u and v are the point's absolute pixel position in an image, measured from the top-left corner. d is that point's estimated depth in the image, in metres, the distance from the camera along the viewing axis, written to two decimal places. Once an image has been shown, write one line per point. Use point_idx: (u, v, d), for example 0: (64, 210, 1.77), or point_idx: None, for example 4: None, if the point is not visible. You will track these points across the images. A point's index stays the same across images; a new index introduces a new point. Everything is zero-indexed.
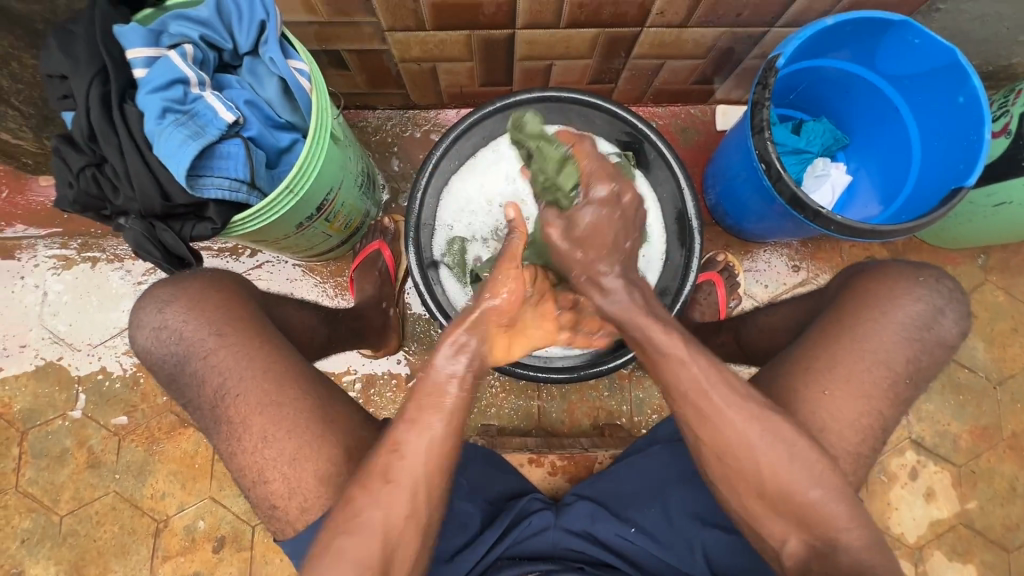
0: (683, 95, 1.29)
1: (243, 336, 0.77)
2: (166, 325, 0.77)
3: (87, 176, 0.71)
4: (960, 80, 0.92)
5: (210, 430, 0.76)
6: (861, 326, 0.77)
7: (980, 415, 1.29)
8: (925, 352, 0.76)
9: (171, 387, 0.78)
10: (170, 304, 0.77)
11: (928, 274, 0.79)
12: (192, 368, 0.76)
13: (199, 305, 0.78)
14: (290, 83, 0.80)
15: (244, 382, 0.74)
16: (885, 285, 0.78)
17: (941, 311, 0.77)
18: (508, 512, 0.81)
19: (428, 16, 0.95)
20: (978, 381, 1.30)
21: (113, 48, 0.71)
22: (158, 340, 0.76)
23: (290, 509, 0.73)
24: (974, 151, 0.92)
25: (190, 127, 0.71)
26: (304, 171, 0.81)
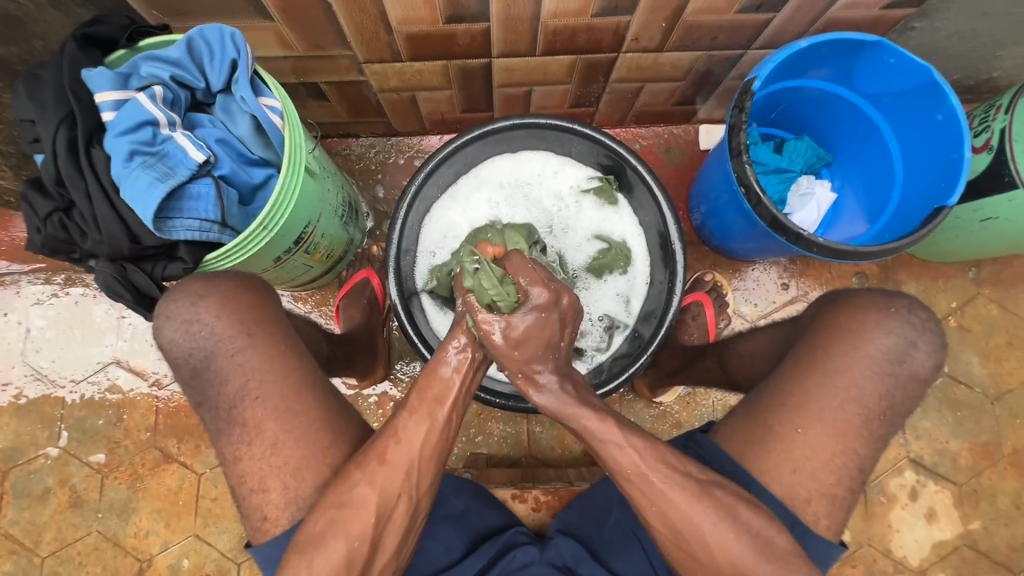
0: (665, 116, 1.29)
1: (272, 340, 0.75)
2: (197, 320, 0.73)
3: (54, 221, 0.70)
4: (938, 98, 0.92)
5: (219, 434, 0.72)
6: (832, 360, 0.76)
7: (979, 431, 1.26)
8: (898, 388, 0.75)
9: (191, 385, 0.74)
10: (202, 300, 0.74)
11: (899, 305, 0.78)
12: (216, 366, 0.72)
13: (232, 303, 0.75)
14: (262, 120, 0.80)
15: (266, 386, 0.72)
16: (856, 317, 0.77)
17: (914, 343, 0.75)
18: (494, 542, 0.77)
19: (403, 47, 0.95)
20: (975, 397, 1.27)
21: (81, 92, 0.71)
22: (187, 334, 0.72)
23: (274, 526, 0.70)
24: (954, 169, 0.91)
25: (159, 170, 0.71)
26: (277, 208, 0.81)
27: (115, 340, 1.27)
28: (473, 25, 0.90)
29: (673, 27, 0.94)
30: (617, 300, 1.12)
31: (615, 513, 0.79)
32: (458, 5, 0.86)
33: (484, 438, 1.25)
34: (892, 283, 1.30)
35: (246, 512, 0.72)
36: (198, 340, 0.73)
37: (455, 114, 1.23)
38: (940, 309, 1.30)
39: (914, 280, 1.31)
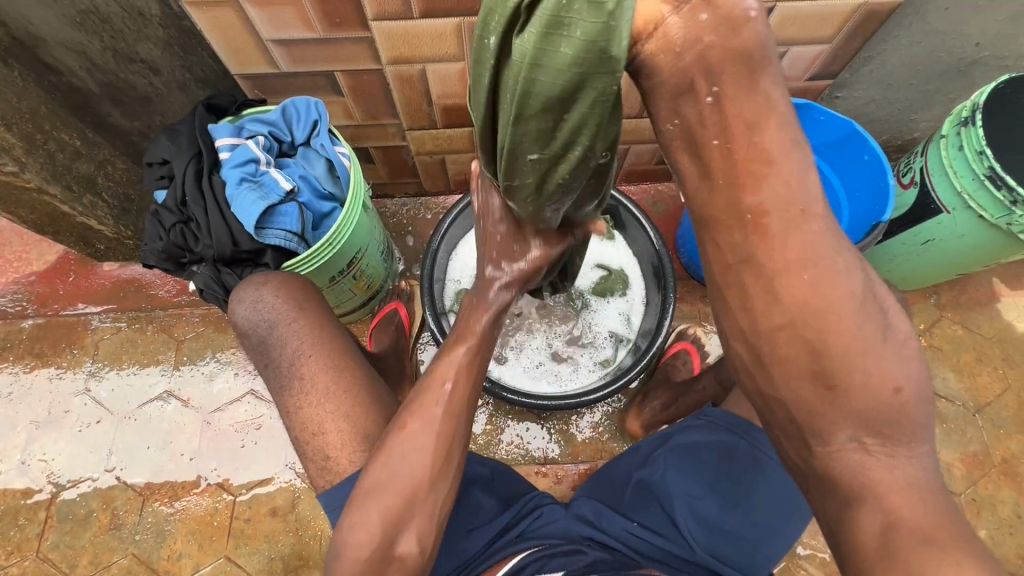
0: (650, 175, 1.56)
1: (320, 313, 0.90)
2: (262, 299, 0.88)
3: (176, 230, 0.90)
4: (862, 143, 1.16)
5: (284, 391, 0.84)
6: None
7: (967, 442, 1.35)
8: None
9: (256, 352, 0.88)
10: (265, 285, 0.90)
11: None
12: (278, 334, 0.87)
13: (288, 286, 0.91)
14: (334, 163, 1.04)
15: (317, 348, 0.86)
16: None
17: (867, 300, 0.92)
18: (520, 503, 0.85)
19: (439, 116, 1.22)
20: (957, 409, 1.38)
21: (206, 140, 0.95)
22: (254, 311, 0.87)
23: (341, 459, 0.80)
24: (885, 195, 1.13)
25: (259, 192, 0.92)
26: (342, 228, 1.02)
27: (169, 371, 1.41)
28: None
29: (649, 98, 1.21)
30: (619, 320, 1.29)
31: (638, 477, 0.89)
32: None
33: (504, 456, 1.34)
34: None
35: (309, 457, 0.82)
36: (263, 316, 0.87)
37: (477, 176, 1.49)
38: None
39: None
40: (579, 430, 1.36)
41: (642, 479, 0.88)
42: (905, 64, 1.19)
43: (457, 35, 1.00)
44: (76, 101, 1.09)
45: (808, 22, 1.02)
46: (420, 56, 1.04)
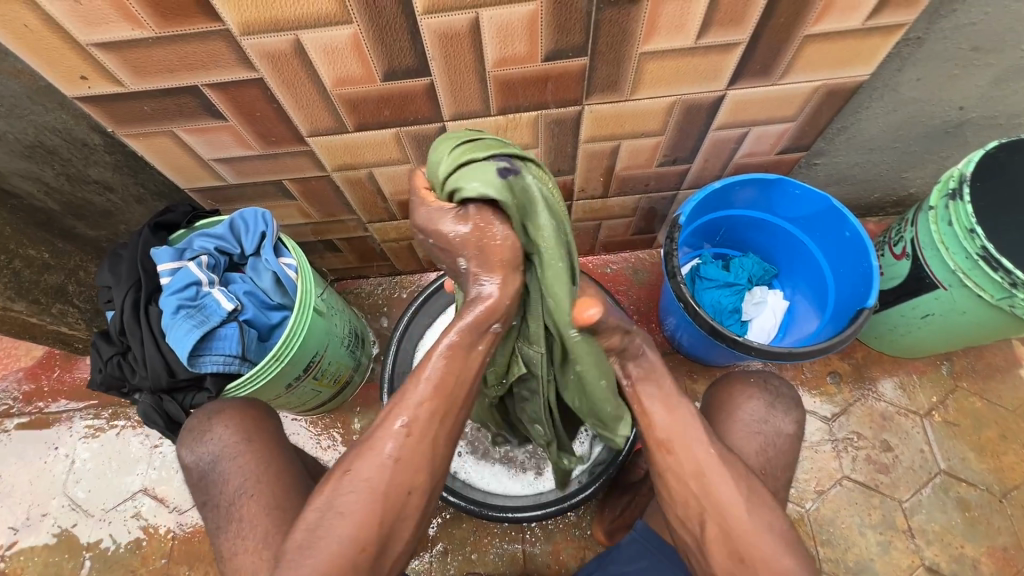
0: (629, 244, 1.49)
1: (265, 444, 0.85)
2: (210, 434, 0.85)
3: (113, 362, 0.89)
4: (841, 219, 1.08)
5: (216, 527, 0.80)
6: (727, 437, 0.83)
7: (995, 533, 1.21)
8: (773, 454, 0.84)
9: (197, 485, 0.84)
10: (217, 415, 0.87)
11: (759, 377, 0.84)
12: (220, 469, 0.83)
13: (238, 415, 0.87)
14: (281, 276, 1.02)
15: (260, 484, 0.81)
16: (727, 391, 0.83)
17: (772, 406, 0.80)
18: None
19: (397, 210, 1.20)
20: (980, 494, 1.24)
21: (148, 265, 0.95)
22: (198, 443, 0.84)
23: None
24: (868, 277, 1.04)
25: (197, 319, 0.90)
26: (287, 343, 0.99)
27: (145, 469, 1.40)
28: None
29: (610, 180, 1.16)
30: None
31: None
32: None
33: (480, 555, 1.26)
34: (866, 381, 1.36)
35: None
36: (204, 453, 0.84)
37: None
38: (921, 404, 1.33)
39: (889, 376, 1.36)
40: (560, 525, 1.27)
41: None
42: (886, 131, 1.11)
43: (397, 142, 0.97)
44: (39, 220, 1.11)
45: (766, 104, 0.96)
46: (364, 162, 1.02)
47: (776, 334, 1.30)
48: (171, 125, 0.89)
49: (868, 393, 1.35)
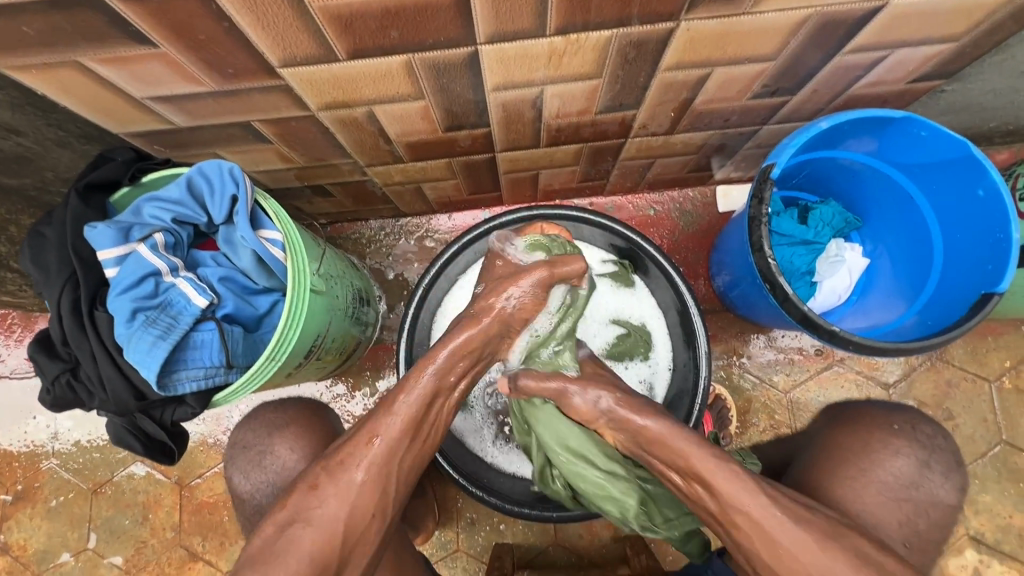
0: (679, 181, 1.24)
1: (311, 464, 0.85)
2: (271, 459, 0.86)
3: (62, 383, 0.70)
4: (977, 173, 0.85)
5: None
6: (846, 474, 0.74)
7: None
8: (857, 484, 0.74)
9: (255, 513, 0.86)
10: (276, 436, 0.88)
11: (902, 421, 0.79)
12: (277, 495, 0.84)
13: (298, 438, 0.87)
14: (263, 254, 0.79)
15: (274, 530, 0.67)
16: (858, 440, 0.77)
17: (926, 465, 0.75)
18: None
19: (404, 152, 0.93)
20: None
21: (84, 251, 0.71)
22: (260, 466, 0.86)
23: None
24: (1001, 250, 0.84)
25: (161, 325, 0.70)
26: (282, 341, 0.79)
27: None
28: (474, 130, 0.88)
29: (682, 115, 0.89)
30: (640, 388, 1.07)
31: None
32: (458, 119, 0.83)
33: (509, 526, 1.19)
34: None
35: None
36: (262, 478, 0.86)
37: (463, 197, 1.20)
38: (992, 369, 1.21)
39: (961, 339, 1.22)
40: None
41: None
42: None
43: (407, 73, 0.69)
44: None
45: (929, 19, 0.68)
46: (362, 99, 0.74)
47: (851, 297, 1.12)
48: (73, 53, 0.60)
49: (936, 358, 1.22)
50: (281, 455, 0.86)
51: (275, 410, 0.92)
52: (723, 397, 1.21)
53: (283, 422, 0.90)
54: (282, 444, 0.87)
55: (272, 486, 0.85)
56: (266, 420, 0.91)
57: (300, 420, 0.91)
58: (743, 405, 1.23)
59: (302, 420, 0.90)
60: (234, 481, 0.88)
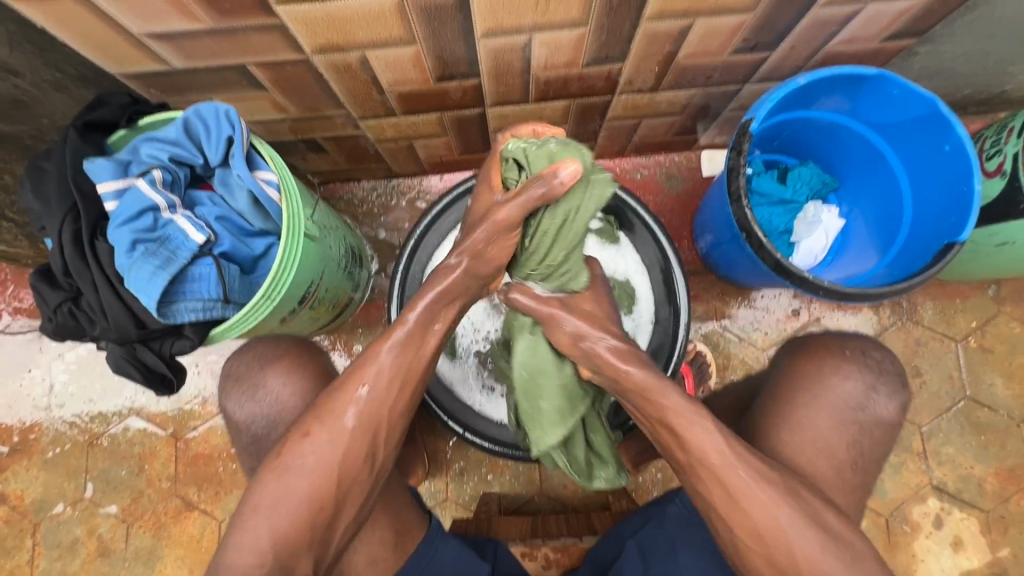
0: (666, 145, 1.28)
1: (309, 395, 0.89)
2: (266, 389, 0.90)
3: (65, 311, 0.74)
4: (943, 129, 0.90)
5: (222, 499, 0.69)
6: (810, 407, 0.79)
7: (1005, 455, 1.23)
8: (822, 416, 0.79)
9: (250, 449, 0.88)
10: (269, 365, 0.91)
11: (852, 348, 0.85)
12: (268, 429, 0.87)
13: (293, 369, 0.91)
14: (259, 195, 0.81)
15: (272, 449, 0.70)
16: (813, 366, 0.84)
17: (871, 387, 0.82)
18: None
19: (396, 104, 0.95)
20: (999, 419, 1.24)
21: (85, 184, 0.74)
22: (255, 396, 0.89)
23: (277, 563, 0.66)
24: (965, 202, 0.89)
25: (160, 256, 0.72)
26: (278, 280, 0.82)
27: (133, 392, 1.30)
28: (465, 81, 0.90)
29: (667, 70, 0.92)
30: None
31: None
32: (449, 67, 0.86)
33: (496, 477, 1.23)
34: (907, 305, 1.27)
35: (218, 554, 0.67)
36: (257, 408, 0.89)
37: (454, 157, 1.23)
38: (958, 329, 1.26)
39: (931, 300, 1.27)
40: None
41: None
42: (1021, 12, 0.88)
43: (400, 16, 0.71)
44: None
45: None
46: (355, 43, 0.76)
47: (827, 257, 1.16)
48: None
49: (907, 318, 1.27)
50: (274, 387, 0.90)
51: (265, 343, 0.95)
52: (702, 352, 1.26)
53: (274, 356, 0.93)
54: (274, 377, 0.90)
55: (265, 415, 0.88)
56: (257, 354, 0.94)
57: (291, 354, 0.94)
58: (723, 363, 1.28)
59: (291, 356, 0.93)
60: (229, 413, 0.91)
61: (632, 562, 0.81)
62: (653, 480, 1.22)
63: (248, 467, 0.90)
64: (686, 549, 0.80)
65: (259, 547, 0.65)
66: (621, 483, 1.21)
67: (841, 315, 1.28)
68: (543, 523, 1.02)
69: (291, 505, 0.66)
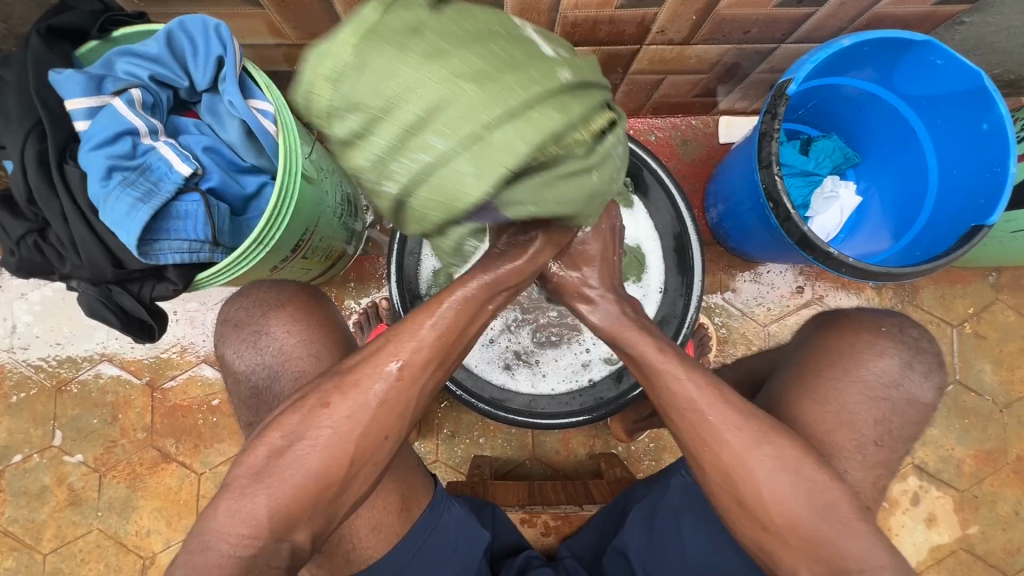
0: (684, 107, 1.21)
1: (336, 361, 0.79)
2: (270, 338, 0.80)
3: (29, 244, 0.66)
4: (984, 106, 0.85)
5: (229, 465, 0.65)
6: (828, 386, 0.76)
7: (985, 438, 1.26)
8: (895, 411, 0.75)
9: (249, 404, 0.80)
10: (275, 312, 0.81)
11: (890, 324, 0.80)
12: (279, 387, 0.78)
13: (302, 319, 0.81)
14: (253, 126, 0.73)
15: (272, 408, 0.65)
16: (847, 339, 0.79)
17: (909, 366, 0.76)
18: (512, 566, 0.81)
19: None
20: (984, 403, 1.26)
21: (50, 100, 0.65)
22: (258, 347, 0.79)
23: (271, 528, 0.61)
24: (996, 184, 0.86)
25: (140, 188, 0.64)
26: (271, 224, 0.74)
27: (106, 337, 1.22)
28: None
29: (704, 20, 0.85)
30: None
31: (612, 544, 0.82)
32: None
33: (489, 440, 1.21)
34: (908, 287, 1.27)
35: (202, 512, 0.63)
36: (262, 357, 0.79)
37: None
38: (955, 315, 1.27)
39: (933, 284, 1.27)
40: None
41: (617, 547, 0.81)
42: None
43: None
44: None
45: None
46: None
47: (839, 234, 1.13)
48: None
49: (907, 301, 1.27)
50: (279, 335, 0.80)
51: (270, 288, 0.84)
52: (705, 325, 1.23)
53: (279, 301, 0.82)
54: (280, 324, 0.80)
55: (268, 367, 0.79)
56: (260, 298, 0.83)
57: (296, 301, 0.83)
58: (723, 337, 1.26)
59: (300, 301, 0.83)
60: (228, 360, 0.81)
61: (636, 531, 0.80)
62: (644, 450, 1.21)
63: (246, 424, 0.81)
64: (689, 516, 0.78)
65: (255, 518, 0.60)
66: (613, 451, 1.21)
67: (843, 295, 1.27)
68: (540, 487, 1.02)
69: (282, 467, 0.61)
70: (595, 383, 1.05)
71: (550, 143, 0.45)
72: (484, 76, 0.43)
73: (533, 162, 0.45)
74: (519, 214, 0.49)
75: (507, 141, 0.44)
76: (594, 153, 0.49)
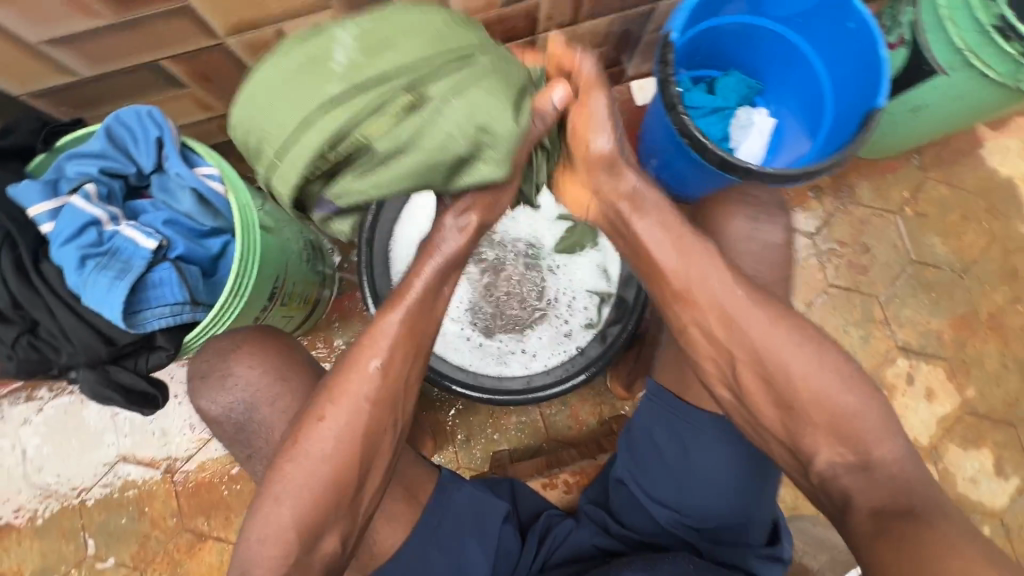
0: None
1: (307, 377, 0.81)
2: (234, 378, 0.80)
3: (24, 345, 0.71)
4: (847, 8, 0.95)
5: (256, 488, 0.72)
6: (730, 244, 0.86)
7: (955, 305, 1.33)
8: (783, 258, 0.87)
9: (239, 438, 0.81)
10: (236, 347, 0.82)
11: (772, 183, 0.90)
12: (260, 418, 0.79)
13: (259, 350, 0.82)
14: (204, 191, 0.79)
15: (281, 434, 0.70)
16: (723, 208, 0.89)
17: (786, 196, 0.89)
18: (534, 532, 0.85)
19: None
20: (945, 274, 1.34)
21: (14, 210, 0.71)
22: (226, 392, 0.80)
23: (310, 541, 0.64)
24: (876, 72, 0.95)
25: (114, 268, 0.70)
26: (242, 273, 0.79)
27: (116, 438, 1.25)
28: None
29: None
30: (597, 273, 1.12)
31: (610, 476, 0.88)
32: None
33: (503, 434, 1.25)
34: (845, 188, 1.36)
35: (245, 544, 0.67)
36: (232, 400, 0.80)
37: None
38: (894, 202, 1.36)
39: (866, 180, 1.36)
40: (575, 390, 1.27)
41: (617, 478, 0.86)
42: None
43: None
44: None
45: None
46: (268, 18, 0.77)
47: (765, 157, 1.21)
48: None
49: (848, 200, 1.35)
50: (242, 373, 0.80)
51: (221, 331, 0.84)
52: None
53: (235, 342, 0.82)
54: (241, 362, 0.81)
55: (242, 405, 0.80)
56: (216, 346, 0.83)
57: (251, 336, 0.83)
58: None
59: (254, 336, 0.83)
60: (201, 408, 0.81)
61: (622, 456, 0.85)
62: None
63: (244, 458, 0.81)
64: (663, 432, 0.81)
65: (293, 534, 0.64)
66: (621, 412, 1.26)
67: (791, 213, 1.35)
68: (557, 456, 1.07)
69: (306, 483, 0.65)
70: (582, 349, 1.11)
71: (332, 143, 0.59)
72: (346, 111, 0.58)
73: (326, 153, 0.59)
74: (351, 200, 0.62)
75: (290, 155, 0.59)
76: (418, 119, 0.59)
